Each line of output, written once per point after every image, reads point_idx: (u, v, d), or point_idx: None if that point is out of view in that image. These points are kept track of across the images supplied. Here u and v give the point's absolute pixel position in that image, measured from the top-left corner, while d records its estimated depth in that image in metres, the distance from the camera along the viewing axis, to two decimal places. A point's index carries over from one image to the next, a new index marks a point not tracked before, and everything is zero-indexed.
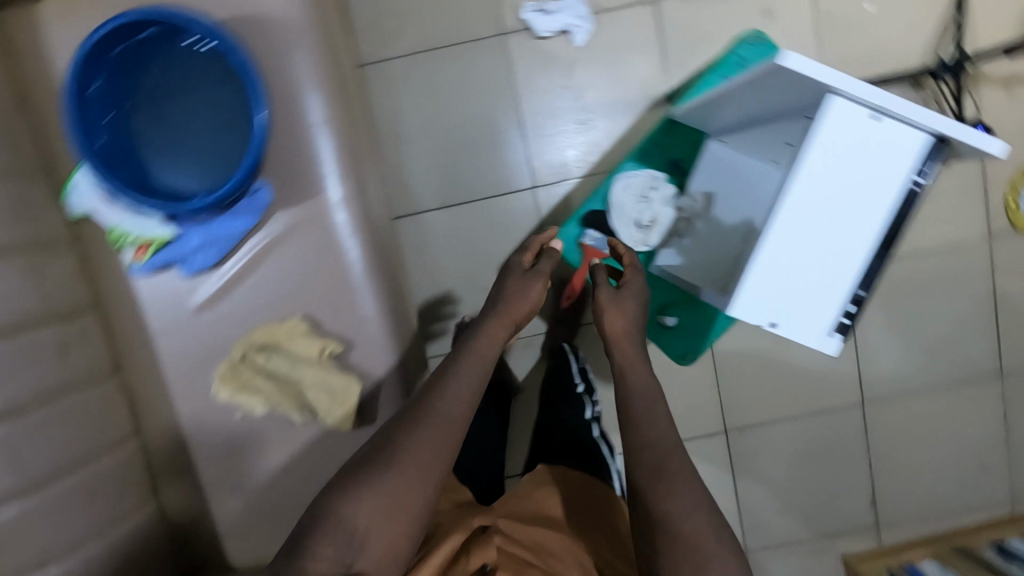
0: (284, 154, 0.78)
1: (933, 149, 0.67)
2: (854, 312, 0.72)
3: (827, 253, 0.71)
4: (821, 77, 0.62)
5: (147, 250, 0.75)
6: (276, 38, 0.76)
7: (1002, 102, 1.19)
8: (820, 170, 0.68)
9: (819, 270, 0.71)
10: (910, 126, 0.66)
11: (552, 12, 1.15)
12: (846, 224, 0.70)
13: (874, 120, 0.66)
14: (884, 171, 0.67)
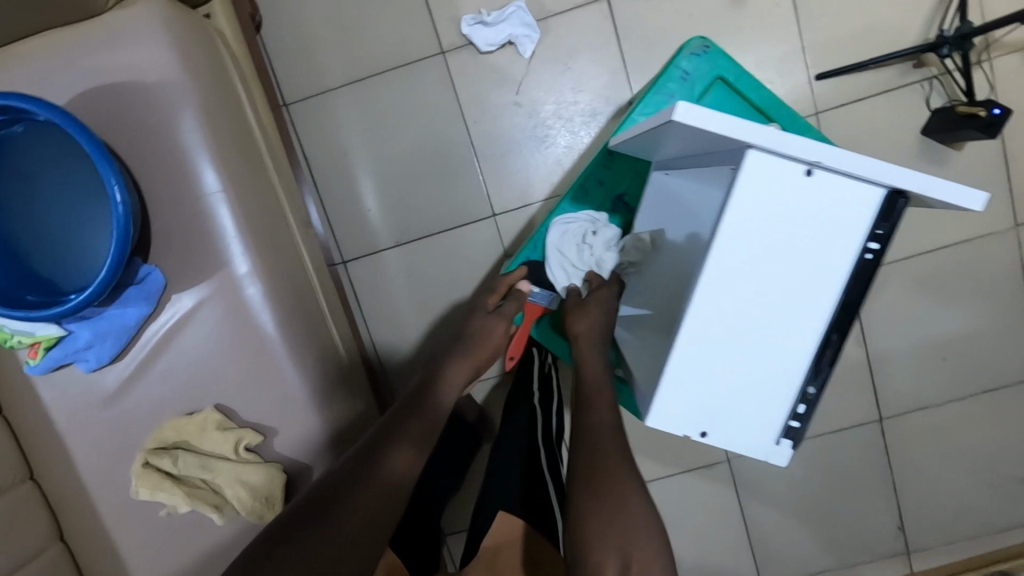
0: (177, 229, 0.70)
1: (880, 211, 0.57)
2: (803, 412, 0.62)
3: (765, 338, 0.61)
4: (729, 128, 0.53)
5: (38, 351, 0.68)
6: (153, 102, 0.67)
7: (1017, 73, 1.04)
8: (745, 237, 0.58)
9: (758, 358, 0.61)
10: (847, 182, 0.57)
11: (493, 24, 1.04)
12: (788, 303, 0.60)
13: (807, 174, 0.57)
14: (823, 237, 0.58)
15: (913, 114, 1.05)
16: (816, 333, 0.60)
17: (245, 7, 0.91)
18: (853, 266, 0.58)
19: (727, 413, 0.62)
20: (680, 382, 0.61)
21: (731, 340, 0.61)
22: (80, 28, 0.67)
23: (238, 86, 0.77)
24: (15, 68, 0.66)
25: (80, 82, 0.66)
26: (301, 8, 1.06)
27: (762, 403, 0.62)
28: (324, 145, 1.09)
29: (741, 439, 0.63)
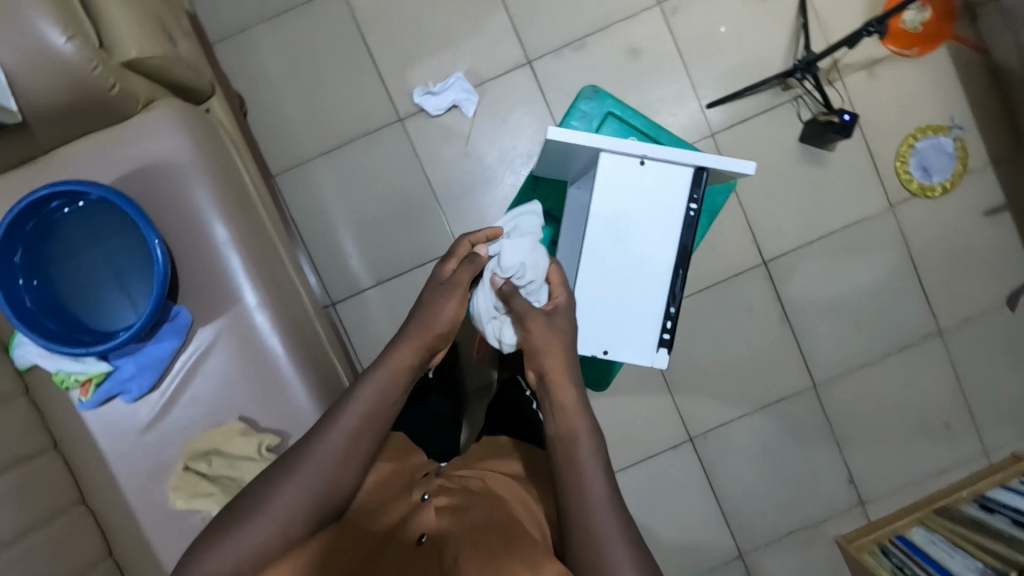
0: (198, 275, 0.86)
1: (696, 180, 0.85)
2: (672, 327, 0.86)
3: (635, 280, 0.86)
4: (584, 137, 0.81)
5: (89, 387, 0.84)
6: (174, 178, 0.86)
7: (864, 86, 1.29)
8: (611, 210, 0.85)
9: (633, 291, 0.86)
10: (671, 165, 0.85)
11: (439, 92, 1.27)
12: (648, 251, 0.85)
13: (642, 163, 0.85)
14: (662, 202, 0.85)
15: (790, 126, 1.28)
16: (669, 268, 0.86)
17: (234, 100, 1.12)
18: (684, 219, 0.85)
19: (620, 334, 0.86)
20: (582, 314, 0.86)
21: (612, 281, 0.86)
22: (113, 128, 0.85)
23: (237, 161, 0.96)
24: (63, 165, 0.83)
25: (116, 169, 0.84)
26: (278, 97, 1.28)
27: (642, 322, 0.86)
28: (307, 206, 1.28)
29: (631, 352, 0.86)
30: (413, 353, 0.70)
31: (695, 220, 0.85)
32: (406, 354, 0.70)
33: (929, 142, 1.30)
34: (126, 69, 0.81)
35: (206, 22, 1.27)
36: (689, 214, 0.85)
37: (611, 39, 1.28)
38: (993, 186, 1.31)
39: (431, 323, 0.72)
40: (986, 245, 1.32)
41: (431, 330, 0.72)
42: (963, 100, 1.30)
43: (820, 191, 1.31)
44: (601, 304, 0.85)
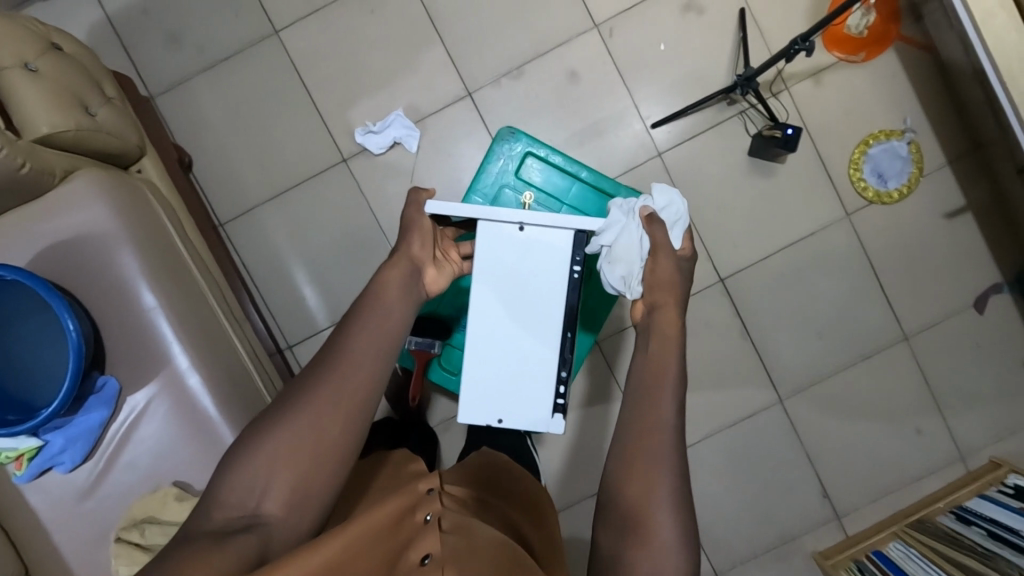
0: (126, 342, 0.87)
1: (578, 242, 0.89)
2: (564, 392, 0.90)
3: (523, 346, 0.90)
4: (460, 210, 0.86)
5: (22, 462, 0.84)
6: (95, 248, 0.86)
7: (810, 96, 1.28)
8: (495, 279, 0.90)
9: (522, 353, 0.90)
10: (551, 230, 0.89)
11: (380, 130, 1.27)
12: (535, 314, 0.90)
13: (522, 229, 0.89)
14: (546, 266, 0.90)
15: (737, 141, 1.27)
16: (557, 331, 0.90)
17: (172, 155, 1.13)
18: (568, 282, 0.90)
19: (513, 401, 0.90)
20: (472, 380, 0.91)
21: (500, 350, 0.90)
22: (31, 203, 0.86)
23: (170, 222, 0.95)
24: None
25: (38, 244, 0.85)
26: (223, 145, 1.29)
27: (534, 387, 0.90)
28: (259, 251, 1.28)
29: (525, 417, 0.90)
30: (399, 274, 0.77)
31: (578, 281, 0.89)
32: (394, 278, 0.76)
33: (881, 148, 1.28)
34: (38, 144, 0.83)
35: (148, 75, 1.29)
36: (573, 275, 0.89)
37: (551, 65, 1.27)
38: (951, 187, 1.28)
39: (407, 245, 0.82)
40: (948, 247, 1.29)
41: (409, 252, 0.81)
42: (914, 102, 1.28)
43: (772, 203, 1.29)
44: (491, 371, 0.91)
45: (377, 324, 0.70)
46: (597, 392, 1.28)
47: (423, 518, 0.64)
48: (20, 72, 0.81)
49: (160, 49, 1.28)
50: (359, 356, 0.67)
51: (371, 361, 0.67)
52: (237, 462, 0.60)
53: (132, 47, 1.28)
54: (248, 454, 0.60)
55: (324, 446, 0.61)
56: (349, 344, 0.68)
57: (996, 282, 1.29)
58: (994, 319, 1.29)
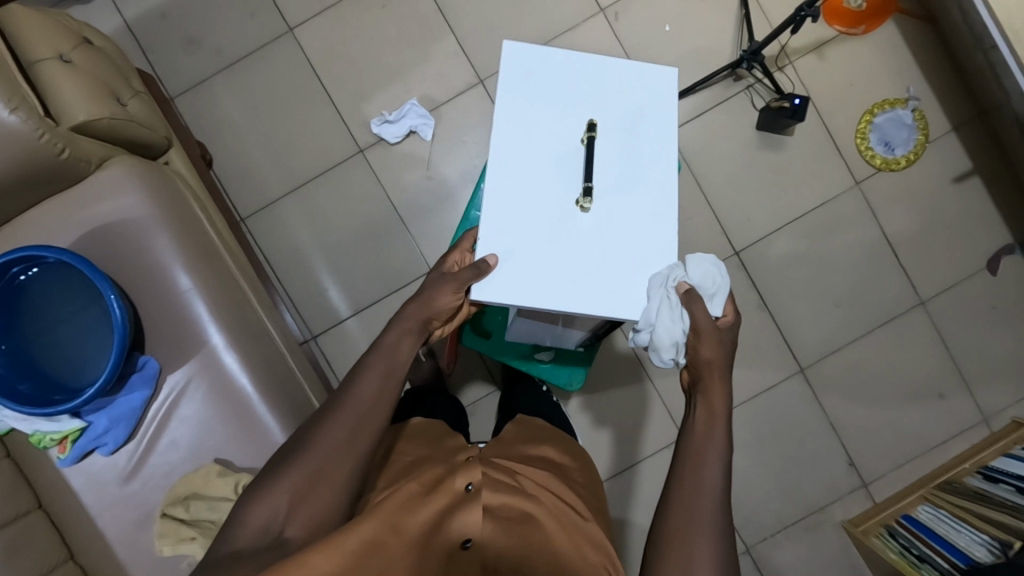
0: (163, 324, 0.88)
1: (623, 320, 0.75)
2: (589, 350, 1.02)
3: (556, 337, 0.92)
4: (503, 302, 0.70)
5: (66, 444, 0.85)
6: (132, 232, 0.88)
7: (813, 69, 1.31)
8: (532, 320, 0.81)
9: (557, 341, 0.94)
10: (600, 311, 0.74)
11: (396, 120, 1.30)
12: (568, 326, 0.85)
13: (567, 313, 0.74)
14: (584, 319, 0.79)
15: (745, 116, 1.30)
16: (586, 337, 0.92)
17: (195, 149, 1.15)
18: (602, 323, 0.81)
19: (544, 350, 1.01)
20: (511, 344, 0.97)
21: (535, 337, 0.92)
22: (67, 192, 0.88)
23: (199, 208, 0.98)
24: (24, 231, 0.86)
25: (74, 231, 0.87)
26: (242, 143, 1.31)
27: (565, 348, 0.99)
28: (280, 244, 1.30)
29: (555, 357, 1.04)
30: (415, 322, 0.71)
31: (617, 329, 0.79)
32: (407, 347, 0.69)
33: (887, 117, 1.30)
34: (75, 133, 0.84)
35: (165, 78, 1.32)
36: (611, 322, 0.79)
37: (559, 51, 1.30)
38: (957, 152, 1.31)
39: (424, 307, 0.72)
40: (957, 211, 1.31)
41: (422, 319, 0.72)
42: (915, 71, 1.31)
43: (781, 177, 1.31)
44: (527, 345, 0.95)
45: (379, 362, 0.67)
46: (619, 368, 1.28)
47: (464, 487, 0.67)
48: (56, 64, 0.84)
49: (176, 52, 1.32)
50: (363, 390, 0.64)
51: (375, 397, 0.64)
52: (258, 486, 0.60)
53: (151, 50, 1.32)
54: (266, 483, 0.60)
55: (335, 477, 0.61)
56: (359, 375, 0.65)
57: (1008, 244, 1.31)
58: (1008, 280, 1.31)
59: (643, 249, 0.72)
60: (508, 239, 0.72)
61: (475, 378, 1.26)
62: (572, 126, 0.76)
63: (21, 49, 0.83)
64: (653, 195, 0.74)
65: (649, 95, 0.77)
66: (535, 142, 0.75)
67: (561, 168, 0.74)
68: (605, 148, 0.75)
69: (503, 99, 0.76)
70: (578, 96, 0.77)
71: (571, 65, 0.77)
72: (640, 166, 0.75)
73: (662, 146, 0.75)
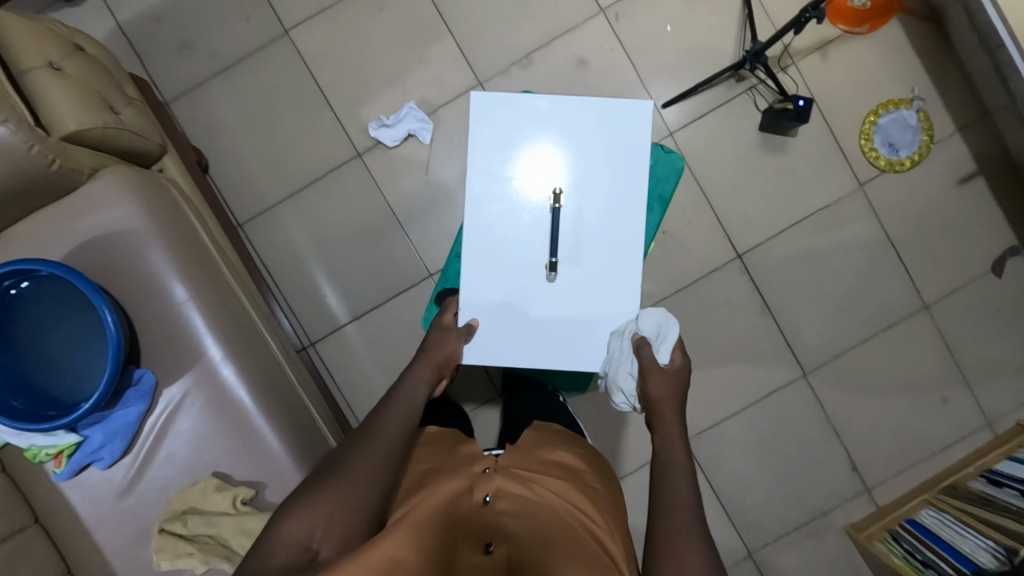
0: (159, 336, 0.87)
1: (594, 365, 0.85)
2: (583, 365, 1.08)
3: None
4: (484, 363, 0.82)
5: (62, 459, 0.84)
6: (126, 243, 0.87)
7: (816, 69, 1.29)
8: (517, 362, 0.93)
9: None
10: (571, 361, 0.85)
11: (394, 124, 1.28)
12: None
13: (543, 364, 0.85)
14: None
15: (748, 118, 1.28)
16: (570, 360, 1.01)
17: (191, 155, 1.13)
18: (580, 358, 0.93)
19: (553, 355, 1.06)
20: None
21: None
22: (59, 203, 0.86)
23: (194, 217, 0.96)
24: (15, 243, 0.85)
25: (67, 243, 0.85)
26: (238, 148, 1.30)
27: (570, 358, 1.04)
28: (276, 250, 1.29)
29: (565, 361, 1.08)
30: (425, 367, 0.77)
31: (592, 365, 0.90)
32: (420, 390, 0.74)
33: (891, 117, 1.29)
34: (67, 143, 0.83)
35: (160, 81, 1.30)
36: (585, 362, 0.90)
37: (558, 52, 1.28)
38: (961, 153, 1.29)
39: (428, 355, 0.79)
40: (961, 212, 1.30)
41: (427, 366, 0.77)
42: (920, 72, 1.29)
43: (783, 179, 1.29)
44: None
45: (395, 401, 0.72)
46: None
47: (482, 499, 0.70)
48: (46, 72, 0.83)
49: (171, 55, 1.30)
50: (390, 421, 0.70)
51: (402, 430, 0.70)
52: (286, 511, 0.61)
53: (145, 54, 1.30)
54: (294, 508, 0.61)
55: (365, 500, 0.63)
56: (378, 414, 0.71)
57: (1012, 245, 1.29)
58: (1012, 282, 1.30)
59: (607, 304, 0.82)
60: (486, 302, 0.82)
61: (475, 384, 1.24)
62: (539, 188, 0.84)
63: (10, 57, 0.82)
64: (615, 253, 0.83)
65: (610, 147, 0.84)
66: (507, 198, 0.84)
67: (531, 226, 0.83)
68: (572, 208, 0.83)
69: (475, 158, 0.84)
70: (548, 154, 0.84)
71: (540, 120, 0.84)
72: (606, 224, 0.83)
73: (624, 205, 0.83)
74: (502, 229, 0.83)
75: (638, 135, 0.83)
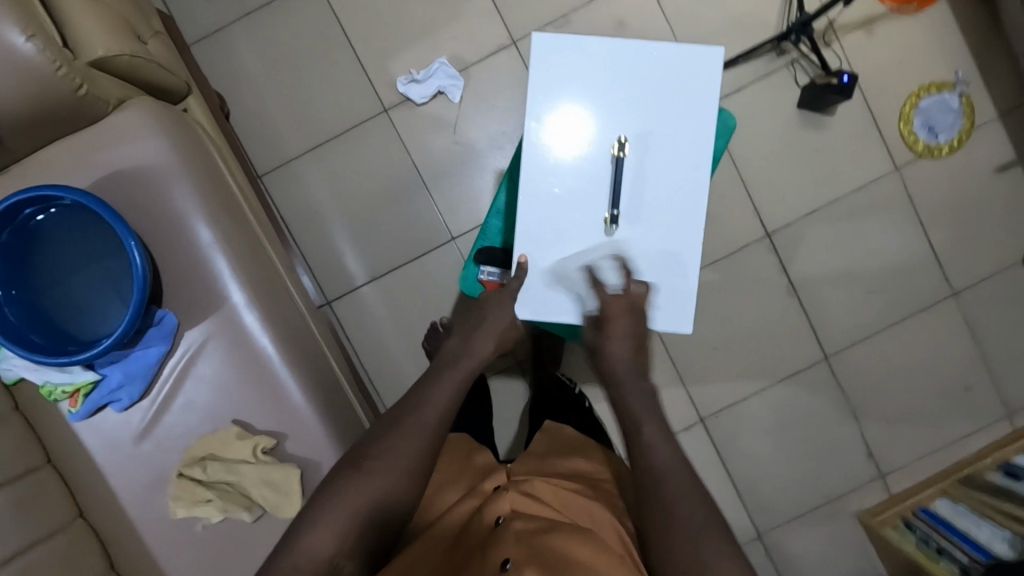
0: (182, 277, 0.84)
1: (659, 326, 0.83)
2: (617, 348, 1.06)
3: None
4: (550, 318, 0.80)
5: (78, 398, 0.82)
6: (149, 180, 0.83)
7: (860, 45, 1.26)
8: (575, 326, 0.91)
9: None
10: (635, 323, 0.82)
11: (423, 80, 1.24)
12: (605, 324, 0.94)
13: None
14: None
15: (787, 93, 1.25)
16: None
17: (215, 100, 1.10)
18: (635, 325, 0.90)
19: None
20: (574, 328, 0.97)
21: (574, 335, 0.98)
22: (82, 132, 0.83)
23: (218, 158, 0.93)
24: (34, 171, 0.81)
25: (89, 173, 0.82)
26: (260, 97, 1.26)
27: None
28: (296, 204, 1.25)
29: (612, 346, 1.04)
30: (491, 340, 0.75)
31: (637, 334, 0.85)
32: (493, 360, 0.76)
33: (933, 100, 1.26)
34: (93, 68, 0.80)
35: (182, 22, 1.25)
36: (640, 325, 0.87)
37: (595, 14, 1.24)
38: (1001, 141, 1.27)
39: (487, 320, 0.76)
40: (997, 201, 1.28)
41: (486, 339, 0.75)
42: (965, 54, 1.26)
43: (819, 158, 1.27)
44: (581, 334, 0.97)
45: (445, 377, 0.70)
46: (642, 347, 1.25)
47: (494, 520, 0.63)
48: None
49: None
50: (425, 415, 0.66)
51: (438, 422, 0.67)
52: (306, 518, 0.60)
53: None
54: (322, 510, 0.61)
55: (387, 499, 0.62)
56: (424, 393, 0.68)
57: None
58: None
59: (671, 263, 0.80)
60: (544, 256, 0.80)
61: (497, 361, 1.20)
62: (601, 138, 0.81)
63: None
64: (676, 213, 0.80)
65: (679, 97, 0.80)
66: (570, 144, 0.80)
67: (592, 179, 0.80)
68: (635, 159, 0.81)
69: (537, 103, 0.81)
70: (613, 103, 0.81)
71: (604, 65, 0.81)
72: (669, 178, 0.80)
73: (689, 162, 0.80)
74: (566, 178, 0.80)
75: (709, 89, 0.80)
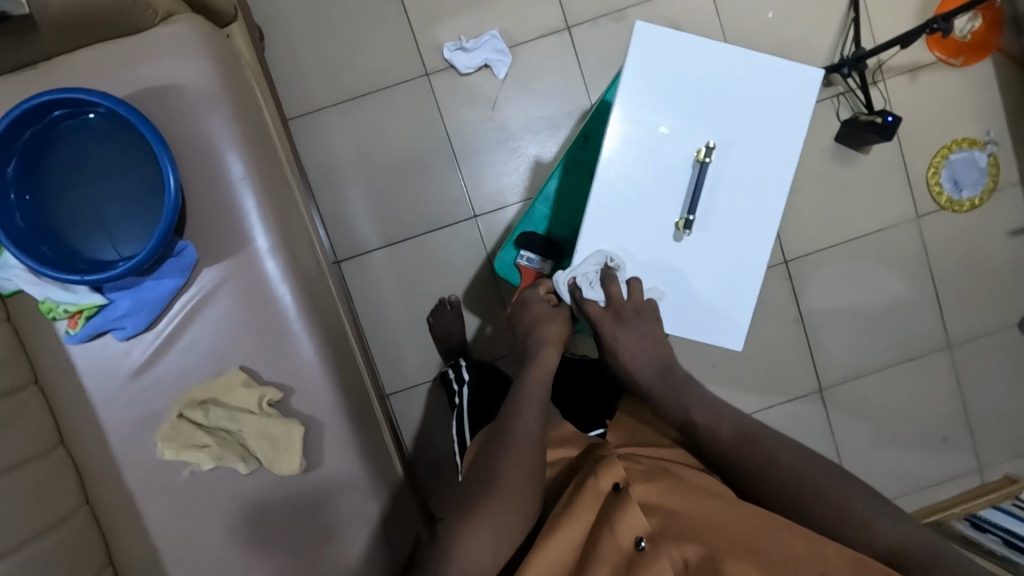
0: (207, 211, 0.80)
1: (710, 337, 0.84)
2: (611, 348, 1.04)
3: None
4: None
5: (79, 319, 0.77)
6: (188, 104, 0.79)
7: (903, 90, 1.27)
8: None
9: None
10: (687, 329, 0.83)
11: (471, 50, 1.21)
12: None
13: None
14: None
15: (826, 125, 1.26)
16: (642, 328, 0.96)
17: (255, 32, 1.04)
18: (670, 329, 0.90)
19: None
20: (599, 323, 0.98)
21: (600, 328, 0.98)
22: (124, 40, 0.78)
23: (257, 93, 0.89)
24: (66, 72, 0.76)
25: (126, 86, 0.77)
26: (299, 38, 1.20)
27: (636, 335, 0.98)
28: (318, 155, 1.21)
29: None
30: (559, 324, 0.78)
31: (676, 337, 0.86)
32: (552, 355, 0.75)
33: (962, 155, 1.28)
34: None
35: None
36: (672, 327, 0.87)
37: (654, 14, 1.23)
38: (1019, 206, 1.30)
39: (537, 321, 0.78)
40: (1004, 263, 1.31)
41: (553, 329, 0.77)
42: (999, 116, 1.29)
43: (845, 195, 1.28)
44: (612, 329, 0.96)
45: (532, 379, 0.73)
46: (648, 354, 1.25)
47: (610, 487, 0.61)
48: None
49: None
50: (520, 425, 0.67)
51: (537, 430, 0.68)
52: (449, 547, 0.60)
53: None
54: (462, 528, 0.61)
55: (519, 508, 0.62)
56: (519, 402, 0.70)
57: None
58: None
59: (734, 278, 0.80)
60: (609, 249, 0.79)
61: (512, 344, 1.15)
62: (685, 140, 0.79)
63: None
64: (747, 229, 0.80)
65: (768, 114, 0.80)
66: (654, 141, 0.79)
67: (670, 178, 0.79)
68: (717, 167, 0.80)
69: (626, 92, 0.79)
70: (701, 107, 0.79)
71: (700, 67, 0.79)
72: (746, 194, 0.80)
73: (767, 180, 0.80)
74: (647, 174, 0.79)
75: (798, 112, 0.80)
